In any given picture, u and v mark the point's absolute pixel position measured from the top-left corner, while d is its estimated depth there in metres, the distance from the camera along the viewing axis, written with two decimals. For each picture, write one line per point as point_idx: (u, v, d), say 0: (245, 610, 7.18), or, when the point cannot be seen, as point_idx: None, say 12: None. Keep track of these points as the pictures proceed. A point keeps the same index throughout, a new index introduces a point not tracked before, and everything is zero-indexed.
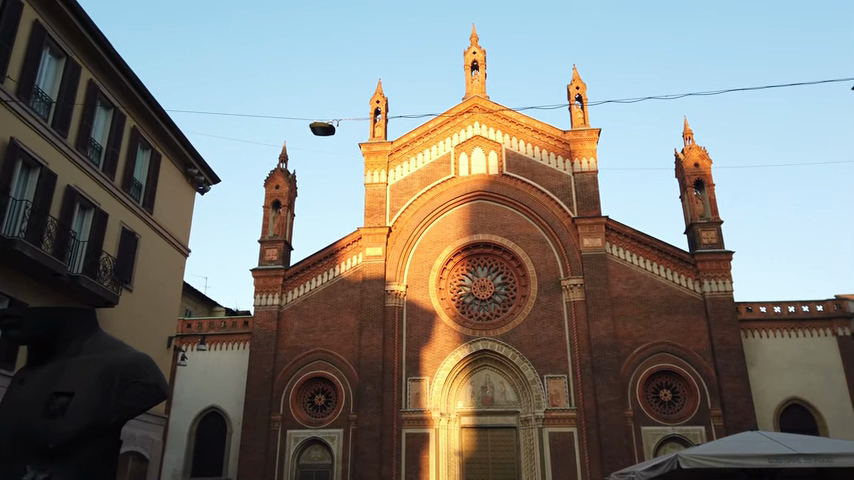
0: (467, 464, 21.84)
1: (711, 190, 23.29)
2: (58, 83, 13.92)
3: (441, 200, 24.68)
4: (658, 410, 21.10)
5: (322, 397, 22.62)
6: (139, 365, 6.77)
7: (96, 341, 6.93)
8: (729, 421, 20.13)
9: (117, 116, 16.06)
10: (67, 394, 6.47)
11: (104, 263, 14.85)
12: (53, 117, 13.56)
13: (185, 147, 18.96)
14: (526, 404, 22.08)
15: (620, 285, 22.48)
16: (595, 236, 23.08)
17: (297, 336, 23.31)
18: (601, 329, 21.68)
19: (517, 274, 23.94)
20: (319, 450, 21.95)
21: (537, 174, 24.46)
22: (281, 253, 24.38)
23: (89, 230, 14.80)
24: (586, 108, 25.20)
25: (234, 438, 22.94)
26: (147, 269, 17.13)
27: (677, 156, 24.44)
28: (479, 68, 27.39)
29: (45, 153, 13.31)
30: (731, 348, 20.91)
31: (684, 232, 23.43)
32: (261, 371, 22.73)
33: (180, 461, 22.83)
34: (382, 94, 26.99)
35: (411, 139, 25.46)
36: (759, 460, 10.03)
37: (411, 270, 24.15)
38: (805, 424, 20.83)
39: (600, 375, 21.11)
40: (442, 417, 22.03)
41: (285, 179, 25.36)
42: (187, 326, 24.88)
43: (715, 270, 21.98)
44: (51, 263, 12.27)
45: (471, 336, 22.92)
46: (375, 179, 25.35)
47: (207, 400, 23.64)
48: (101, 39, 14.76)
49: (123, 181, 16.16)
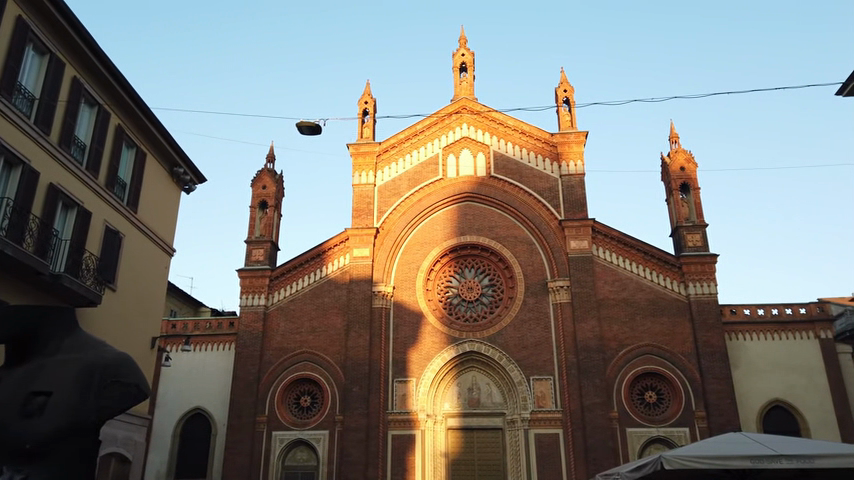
0: (453, 466, 21.79)
1: (697, 193, 23.47)
2: (42, 81, 13.75)
3: (429, 201, 24.68)
4: (643, 412, 21.23)
5: (308, 398, 22.54)
6: (120, 365, 6.74)
7: (75, 340, 6.89)
8: (713, 423, 20.32)
9: (102, 113, 15.90)
10: (45, 393, 6.41)
11: (87, 262, 14.61)
12: (36, 113, 13.38)
13: (171, 146, 18.81)
14: (513, 405, 22.12)
15: (607, 286, 22.60)
16: (582, 238, 23.17)
17: (283, 337, 23.18)
18: (588, 331, 21.76)
19: (504, 276, 23.98)
20: (305, 452, 21.84)
21: (525, 175, 24.54)
22: (268, 254, 24.26)
23: (71, 229, 14.63)
24: (573, 111, 25.32)
25: (218, 439, 22.80)
26: (130, 268, 16.94)
27: (663, 160, 24.60)
28: (467, 70, 27.45)
29: (27, 150, 13.13)
30: (715, 350, 21.10)
31: (670, 235, 23.60)
32: (247, 372, 22.56)
33: (163, 462, 22.65)
34: (371, 95, 26.96)
35: (399, 140, 25.42)
36: (742, 461, 10.11)
37: (398, 271, 24.12)
38: (787, 425, 21.03)
39: (586, 377, 21.19)
40: (428, 419, 22.01)
41: (272, 179, 25.22)
42: (172, 326, 24.70)
43: (700, 273, 22.13)
44: (31, 261, 12.09)
45: (458, 337, 22.93)
46: (363, 180, 25.28)
47: (192, 400, 23.46)
48: (86, 36, 14.61)
49: (107, 180, 15.98)
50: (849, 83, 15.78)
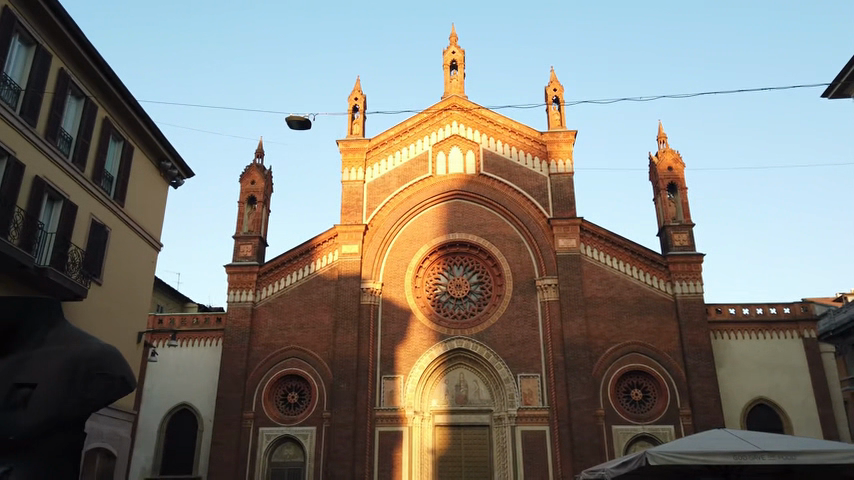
0: (440, 463, 21.85)
1: (683, 193, 23.69)
2: (28, 72, 13.62)
3: (418, 199, 24.69)
4: (630, 410, 21.41)
5: (295, 394, 22.50)
6: (105, 357, 6.80)
7: (59, 332, 6.96)
8: (698, 421, 20.53)
9: (89, 106, 15.78)
10: (29, 385, 6.50)
11: (72, 256, 14.50)
12: (22, 105, 13.24)
13: (159, 140, 18.68)
14: (500, 403, 22.20)
15: (594, 285, 22.74)
16: (570, 237, 23.26)
17: (271, 334, 23.11)
18: (575, 329, 21.88)
19: (493, 274, 24.03)
20: (292, 449, 21.80)
21: (513, 174, 24.61)
22: (256, 250, 24.18)
23: (57, 221, 14.49)
24: (563, 110, 25.42)
25: (205, 435, 22.72)
26: (117, 262, 16.84)
27: (651, 160, 24.77)
28: (458, 67, 27.44)
29: (13, 141, 13.00)
30: (700, 349, 21.29)
31: (657, 234, 23.79)
32: (234, 368, 22.47)
33: (149, 459, 22.51)
34: (361, 91, 26.92)
35: (389, 137, 25.39)
36: (726, 457, 10.21)
37: (387, 268, 24.12)
38: (771, 423, 21.29)
39: (573, 374, 21.32)
40: (415, 415, 22.04)
41: (260, 175, 25.09)
42: (159, 322, 24.53)
43: (686, 272, 22.33)
44: (17, 254, 11.98)
45: (446, 334, 22.96)
46: (352, 176, 25.24)
47: (178, 396, 23.35)
48: (74, 28, 14.48)
49: (93, 173, 15.83)
50: (835, 84, 15.98)
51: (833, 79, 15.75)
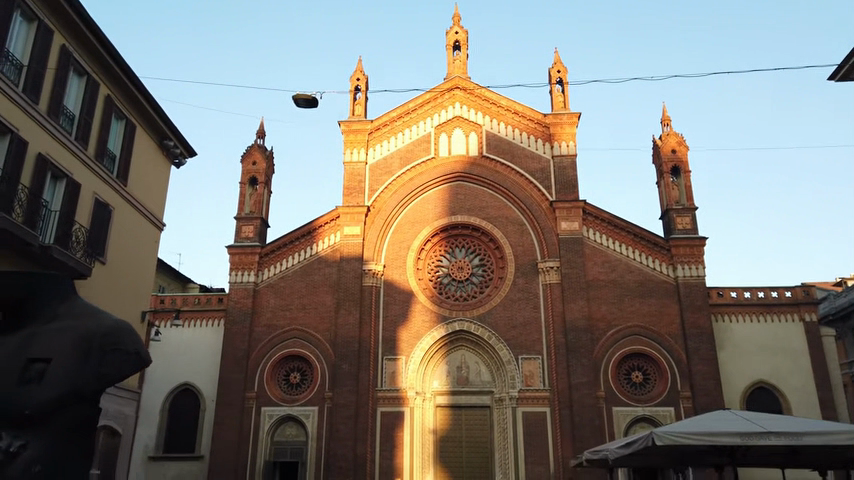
0: (440, 443, 22.00)
1: (687, 176, 23.57)
2: (30, 47, 13.43)
3: (420, 181, 24.58)
4: (630, 392, 21.54)
5: (297, 375, 22.57)
6: (119, 332, 6.74)
7: (70, 307, 6.96)
8: (698, 403, 20.66)
9: (91, 84, 15.61)
10: (44, 360, 6.51)
11: (76, 234, 14.45)
12: (24, 81, 13.10)
13: (161, 119, 18.52)
14: (501, 384, 22.30)
15: (596, 268, 22.74)
16: (572, 220, 23.20)
17: (272, 314, 23.15)
18: (576, 311, 21.93)
19: (494, 256, 24.04)
20: (293, 428, 21.94)
21: (516, 155, 24.51)
22: (258, 230, 24.12)
23: (60, 199, 14.41)
24: (567, 92, 25.22)
25: (207, 414, 22.86)
26: (120, 242, 16.77)
27: (655, 143, 24.62)
28: (460, 48, 27.15)
29: (16, 118, 12.88)
30: (701, 331, 21.38)
31: (660, 218, 23.73)
32: (236, 349, 22.53)
33: (151, 438, 22.65)
34: (363, 72, 26.69)
35: (391, 118, 25.20)
36: (731, 438, 10.24)
37: (389, 250, 24.10)
38: (770, 406, 21.43)
39: (574, 356, 21.40)
40: (417, 396, 22.16)
41: (262, 155, 24.93)
42: (161, 302, 24.59)
43: (688, 256, 22.32)
44: (21, 231, 11.92)
45: (448, 316, 23.00)
46: (354, 158, 25.10)
47: (180, 376, 23.43)
48: (76, 4, 14.27)
49: (96, 151, 15.70)
50: (843, 66, 15.77)
51: (842, 61, 15.57)
